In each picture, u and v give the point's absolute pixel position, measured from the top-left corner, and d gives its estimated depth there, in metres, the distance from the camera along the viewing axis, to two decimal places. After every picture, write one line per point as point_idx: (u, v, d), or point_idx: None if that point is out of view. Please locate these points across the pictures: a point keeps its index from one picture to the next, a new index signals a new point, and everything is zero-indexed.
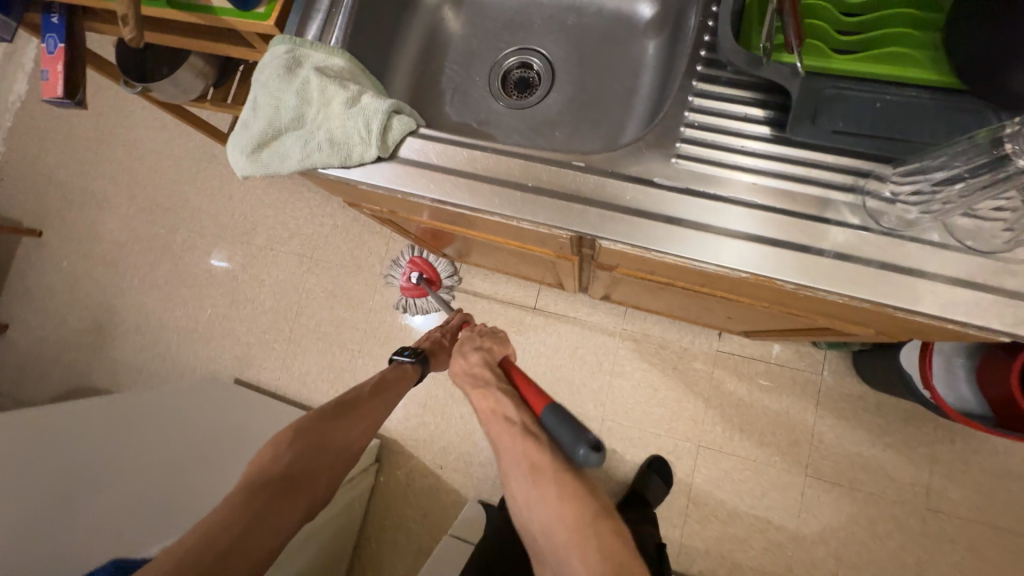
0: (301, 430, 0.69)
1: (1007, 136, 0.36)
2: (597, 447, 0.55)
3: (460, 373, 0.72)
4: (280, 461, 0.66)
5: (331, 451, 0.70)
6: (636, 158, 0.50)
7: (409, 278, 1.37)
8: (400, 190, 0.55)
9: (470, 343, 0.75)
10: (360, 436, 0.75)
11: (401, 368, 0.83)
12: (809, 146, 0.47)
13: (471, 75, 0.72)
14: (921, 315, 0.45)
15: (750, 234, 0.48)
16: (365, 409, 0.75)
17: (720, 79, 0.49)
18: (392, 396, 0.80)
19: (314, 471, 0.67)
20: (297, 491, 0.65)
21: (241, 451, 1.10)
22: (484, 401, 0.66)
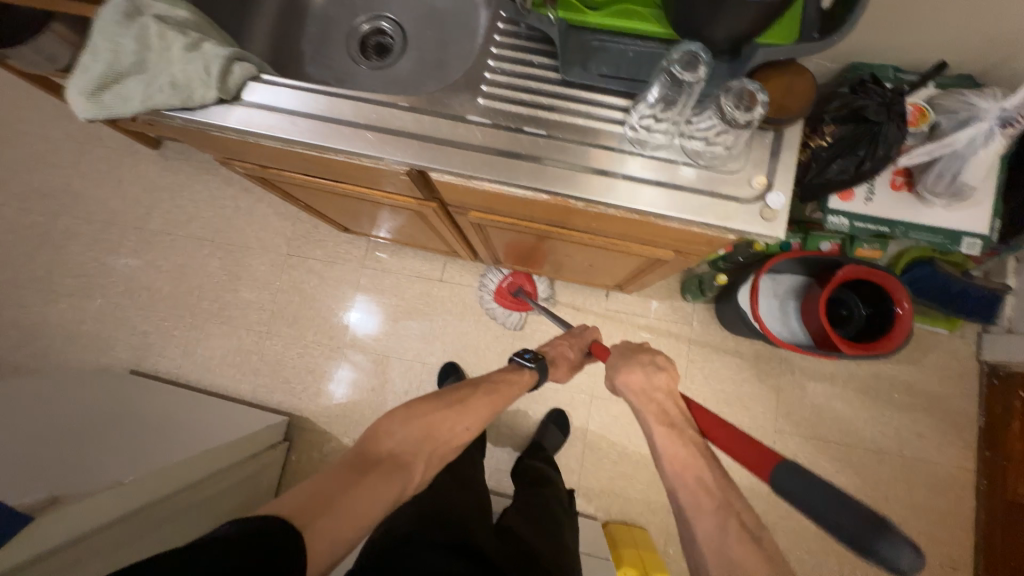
0: (420, 413, 0.74)
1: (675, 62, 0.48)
2: (912, 543, 0.46)
3: (638, 390, 0.76)
4: (392, 443, 0.69)
5: (438, 438, 0.73)
6: (451, 100, 0.59)
7: (509, 290, 1.36)
8: (251, 131, 0.61)
9: (649, 356, 0.80)
10: (464, 430, 0.77)
11: (522, 373, 0.90)
12: (583, 86, 0.58)
13: (329, 39, 0.78)
14: (669, 219, 0.58)
15: (663, 183, 0.57)
16: (473, 407, 0.79)
17: (519, 35, 0.60)
18: (505, 396, 0.85)
19: (420, 451, 0.71)
20: (396, 469, 0.67)
21: (159, 428, 1.18)
22: (679, 446, 0.66)
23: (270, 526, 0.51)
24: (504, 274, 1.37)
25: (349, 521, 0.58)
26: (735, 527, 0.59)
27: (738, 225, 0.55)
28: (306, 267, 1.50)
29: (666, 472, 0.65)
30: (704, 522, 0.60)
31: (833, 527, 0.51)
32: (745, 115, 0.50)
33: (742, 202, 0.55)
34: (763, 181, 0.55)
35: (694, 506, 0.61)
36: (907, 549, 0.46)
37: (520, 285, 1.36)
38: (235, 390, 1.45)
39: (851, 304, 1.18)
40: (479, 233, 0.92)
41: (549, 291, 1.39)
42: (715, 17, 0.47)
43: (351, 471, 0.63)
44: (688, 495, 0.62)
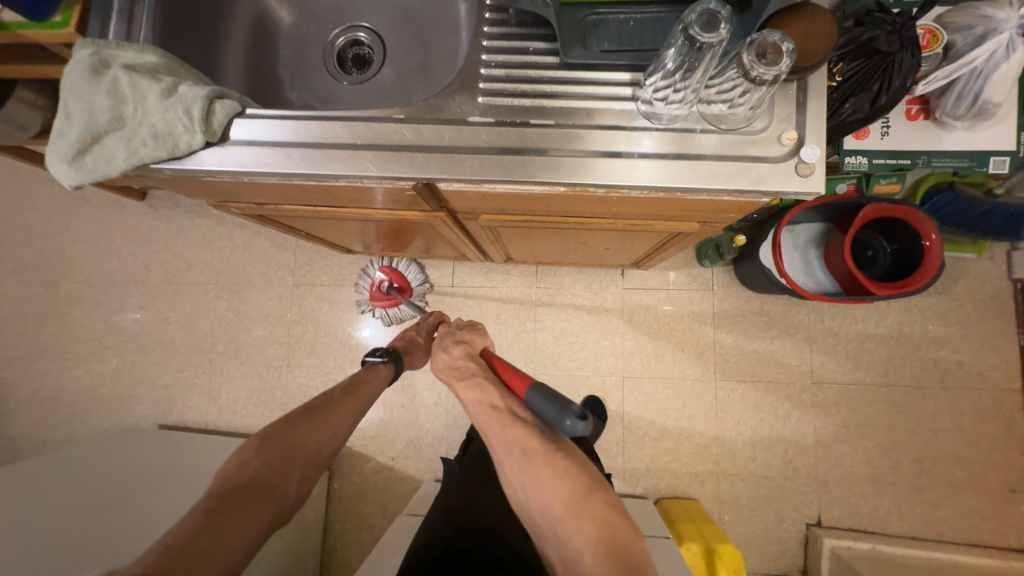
0: (269, 433, 0.66)
1: (688, 23, 0.44)
2: (584, 415, 0.52)
3: (443, 369, 0.71)
4: (242, 471, 0.61)
5: (303, 453, 0.66)
6: (448, 103, 0.56)
7: (380, 289, 1.38)
8: (249, 170, 0.57)
9: (454, 336, 0.75)
10: (335, 435, 0.71)
11: (375, 369, 0.83)
12: (587, 66, 0.54)
13: (306, 60, 0.74)
14: (700, 192, 0.54)
15: (654, 154, 0.54)
16: (334, 411, 0.72)
17: (508, 22, 0.56)
18: (367, 394, 0.79)
19: (286, 471, 0.63)
20: (260, 499, 0.59)
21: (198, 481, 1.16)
22: (468, 389, 0.63)
23: None
24: (372, 276, 1.40)
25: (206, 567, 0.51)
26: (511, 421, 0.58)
27: (774, 187, 0.52)
28: (314, 294, 1.48)
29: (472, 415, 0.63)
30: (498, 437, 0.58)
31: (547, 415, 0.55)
32: (768, 70, 0.45)
33: (775, 162, 0.52)
34: (794, 136, 0.52)
35: (487, 427, 0.59)
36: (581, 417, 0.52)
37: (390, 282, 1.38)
38: (265, 428, 1.44)
39: (875, 244, 1.16)
40: (489, 235, 0.89)
41: (423, 283, 1.41)
42: None
43: (203, 513, 0.55)
44: (482, 419, 0.61)
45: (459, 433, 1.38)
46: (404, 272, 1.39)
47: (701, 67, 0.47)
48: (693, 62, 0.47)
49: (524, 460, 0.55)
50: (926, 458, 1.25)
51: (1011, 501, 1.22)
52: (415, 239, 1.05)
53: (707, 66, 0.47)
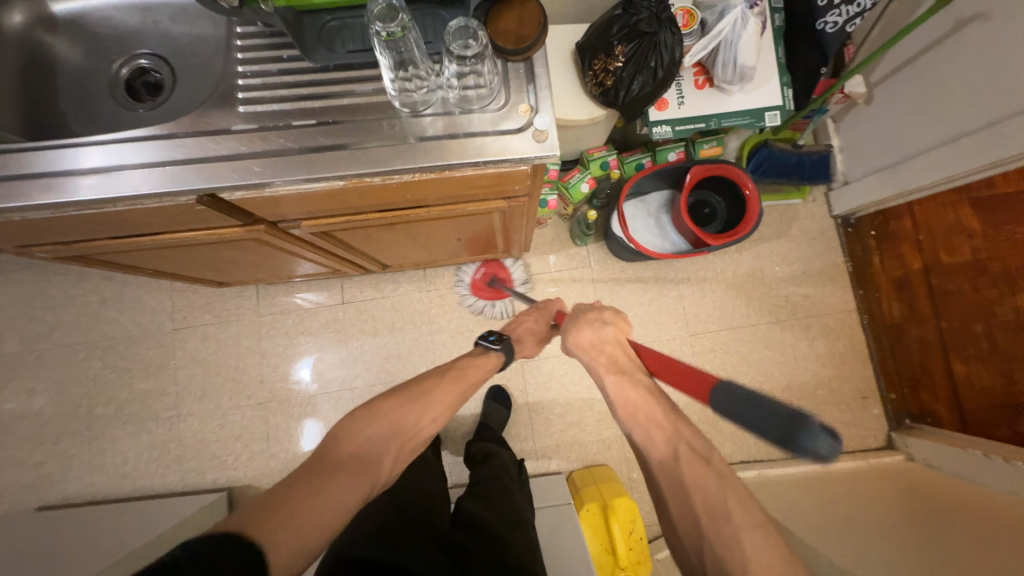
0: (373, 410, 0.73)
1: (375, 13, 0.49)
2: (830, 432, 0.46)
3: (590, 344, 0.77)
4: (349, 443, 0.68)
5: (406, 431, 0.74)
6: (210, 114, 0.58)
7: (482, 281, 1.36)
8: (17, 205, 0.56)
9: (597, 313, 0.80)
10: (432, 420, 0.78)
11: (486, 355, 0.91)
12: (336, 66, 0.58)
13: (90, 92, 0.73)
14: (461, 167, 0.59)
15: (430, 135, 0.58)
16: (441, 396, 0.80)
17: (258, 34, 0.59)
18: (471, 379, 0.86)
19: (387, 446, 0.70)
20: (363, 467, 0.66)
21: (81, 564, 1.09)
22: (630, 391, 0.69)
23: (216, 541, 0.49)
24: (474, 269, 1.37)
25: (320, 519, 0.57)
26: (686, 454, 0.62)
27: (518, 154, 0.58)
28: (198, 335, 1.41)
29: (626, 421, 0.68)
30: (664, 461, 0.63)
31: (762, 432, 0.50)
32: (467, 52, 0.53)
33: (513, 132, 0.58)
34: (526, 108, 0.58)
35: (652, 443, 0.64)
36: (823, 435, 0.46)
37: (493, 275, 1.36)
38: (161, 485, 1.35)
39: (709, 201, 1.28)
40: (335, 243, 0.91)
41: (525, 280, 1.40)
42: None
43: (305, 476, 0.61)
44: (644, 435, 0.65)
45: None
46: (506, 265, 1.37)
47: (413, 57, 0.53)
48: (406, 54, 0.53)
49: (705, 513, 0.58)
50: (795, 384, 1.40)
51: (866, 407, 1.39)
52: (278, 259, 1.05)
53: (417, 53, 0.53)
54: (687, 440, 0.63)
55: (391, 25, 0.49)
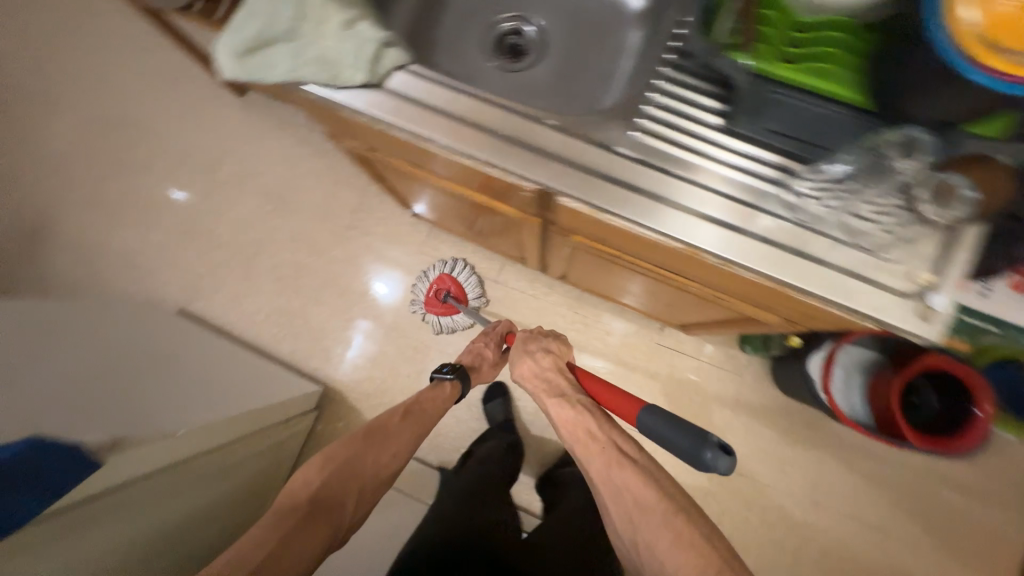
0: (329, 457, 0.74)
1: (887, 143, 0.49)
2: (726, 449, 0.58)
3: (531, 375, 0.81)
4: (307, 488, 0.70)
5: (360, 474, 0.74)
6: (604, 126, 0.57)
7: (437, 296, 1.39)
8: (391, 121, 0.59)
9: (538, 343, 0.83)
10: (392, 458, 0.79)
11: (440, 387, 0.90)
12: (750, 139, 0.55)
13: (467, 30, 0.75)
14: (811, 293, 0.54)
15: (799, 250, 0.54)
16: (394, 438, 0.80)
17: (686, 69, 0.57)
18: (426, 415, 0.86)
19: (345, 491, 0.72)
20: (323, 514, 0.68)
21: (202, 386, 1.06)
22: (567, 411, 0.72)
23: None
24: (426, 285, 1.41)
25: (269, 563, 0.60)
26: (619, 459, 0.67)
27: (892, 319, 0.52)
28: (364, 241, 1.50)
29: (572, 443, 0.72)
30: (600, 469, 0.68)
31: (677, 449, 0.61)
32: (912, 215, 0.51)
33: (899, 295, 0.52)
34: (927, 278, 0.52)
35: (590, 458, 0.69)
36: (720, 452, 0.58)
37: (445, 290, 1.39)
38: (274, 347, 1.47)
39: (923, 392, 1.10)
40: (566, 253, 0.90)
41: (480, 296, 1.40)
42: (924, 98, 0.45)
43: (273, 525, 0.65)
44: (584, 451, 0.70)
45: None
46: (463, 283, 1.39)
47: (869, 181, 0.51)
48: (860, 177, 0.51)
49: (636, 509, 0.64)
50: None
51: None
52: (486, 229, 1.06)
53: (866, 185, 0.51)
54: (618, 444, 0.68)
55: (900, 160, 0.50)
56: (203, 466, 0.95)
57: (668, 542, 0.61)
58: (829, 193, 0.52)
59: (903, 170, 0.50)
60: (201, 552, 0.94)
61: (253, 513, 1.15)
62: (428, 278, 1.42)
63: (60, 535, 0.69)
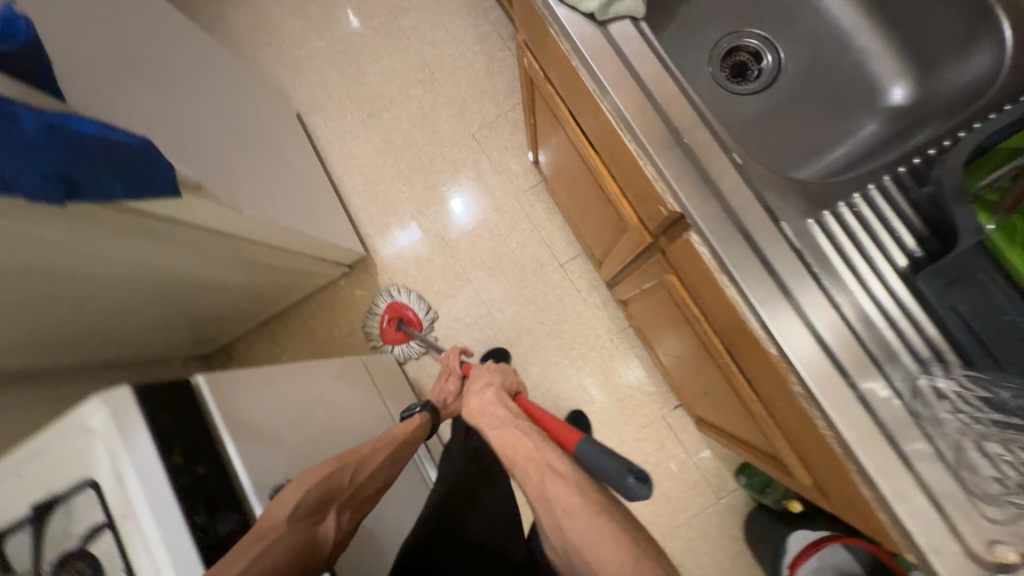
0: (304, 478, 0.61)
1: None
2: (643, 477, 0.52)
3: (474, 411, 0.70)
4: (283, 510, 0.57)
5: (338, 494, 0.63)
6: (783, 192, 0.51)
7: (389, 326, 1.39)
8: (587, 60, 0.55)
9: (482, 380, 0.77)
10: (373, 482, 0.68)
11: (409, 419, 0.81)
12: (923, 300, 0.47)
13: (709, 23, 0.68)
14: (871, 486, 0.46)
15: (891, 438, 0.46)
16: (372, 458, 0.69)
17: (909, 191, 0.49)
18: (406, 441, 0.76)
19: (323, 513, 0.60)
20: (302, 537, 0.57)
21: (284, 191, 1.12)
22: (505, 440, 0.60)
23: None
24: (379, 314, 1.40)
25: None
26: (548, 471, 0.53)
27: (938, 568, 0.43)
28: (474, 158, 1.49)
29: (510, 466, 0.59)
30: (534, 486, 0.54)
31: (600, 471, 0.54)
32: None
33: (964, 553, 0.43)
34: (1012, 559, 0.42)
35: (526, 478, 0.55)
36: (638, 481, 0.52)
37: (398, 317, 1.40)
38: (349, 195, 1.53)
39: None
40: (646, 284, 0.86)
41: (430, 311, 1.41)
42: None
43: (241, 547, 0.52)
44: (518, 468, 0.57)
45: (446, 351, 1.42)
46: (412, 308, 1.40)
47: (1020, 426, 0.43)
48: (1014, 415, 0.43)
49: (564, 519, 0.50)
50: None
51: None
52: (586, 214, 1.03)
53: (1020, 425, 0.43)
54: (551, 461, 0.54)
55: None
56: (200, 241, 0.88)
57: (597, 544, 0.47)
58: (972, 410, 0.44)
59: None
60: (180, 299, 1.02)
61: (236, 303, 1.21)
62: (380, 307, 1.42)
63: (108, 226, 0.71)
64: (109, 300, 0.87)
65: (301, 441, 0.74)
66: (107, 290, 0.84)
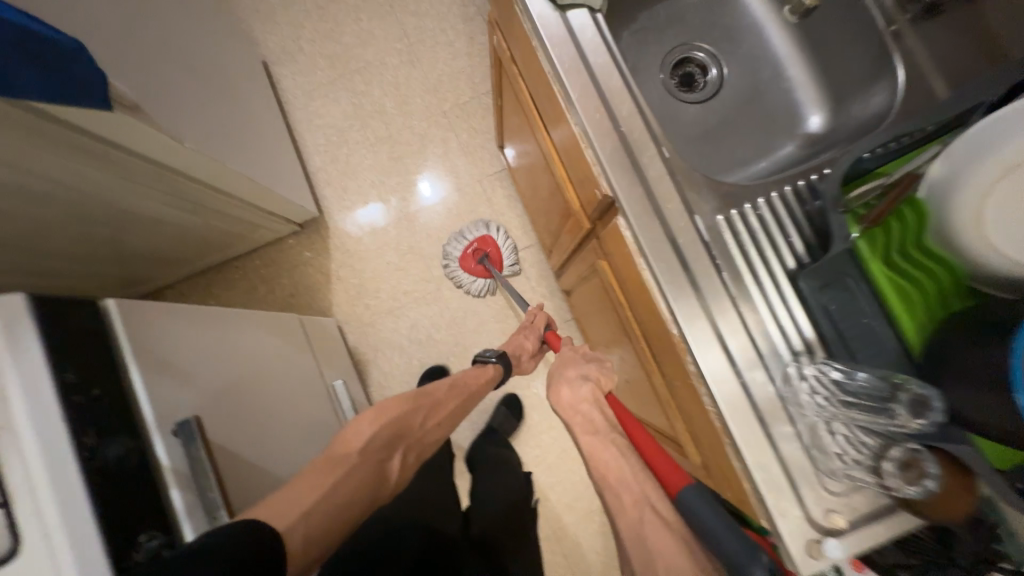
0: (378, 415, 0.76)
1: (904, 388, 0.46)
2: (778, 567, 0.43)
3: (569, 403, 0.65)
4: (362, 440, 0.74)
5: (407, 431, 0.79)
6: (702, 188, 0.55)
7: (473, 256, 1.38)
8: (545, 43, 0.58)
9: (578, 368, 0.70)
10: (436, 425, 0.83)
11: (482, 370, 0.90)
12: (800, 296, 0.53)
13: (665, 31, 0.72)
14: (740, 459, 0.52)
15: (761, 417, 0.52)
16: (444, 402, 0.85)
17: (806, 202, 0.54)
18: (471, 394, 0.88)
19: (391, 446, 0.76)
20: (374, 465, 0.73)
21: (236, 133, 1.08)
22: (602, 449, 0.57)
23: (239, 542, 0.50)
24: (469, 240, 1.39)
25: (324, 509, 0.63)
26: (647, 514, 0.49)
27: (782, 529, 0.50)
28: (444, 135, 1.49)
29: (597, 486, 0.55)
30: (627, 524, 0.49)
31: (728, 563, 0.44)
32: (866, 474, 0.48)
33: (806, 518, 0.50)
34: (839, 524, 0.50)
35: (619, 510, 0.51)
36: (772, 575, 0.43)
37: (484, 251, 1.38)
38: (309, 153, 1.49)
39: None
40: (584, 272, 0.90)
41: (514, 263, 1.40)
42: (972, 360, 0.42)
43: (319, 469, 0.68)
44: (612, 497, 0.52)
45: (392, 323, 1.42)
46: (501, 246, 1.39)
47: (861, 408, 0.48)
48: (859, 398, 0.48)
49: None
50: None
51: None
52: (540, 201, 1.07)
53: (862, 409, 0.48)
54: (651, 504, 0.50)
55: (901, 413, 0.46)
56: (153, 173, 0.88)
57: None
58: (826, 395, 0.49)
59: (896, 423, 0.46)
60: (104, 229, 0.95)
61: (170, 245, 1.15)
62: (465, 238, 1.40)
63: (47, 140, 0.69)
64: (20, 220, 0.80)
65: (219, 383, 0.73)
66: (33, 212, 0.80)
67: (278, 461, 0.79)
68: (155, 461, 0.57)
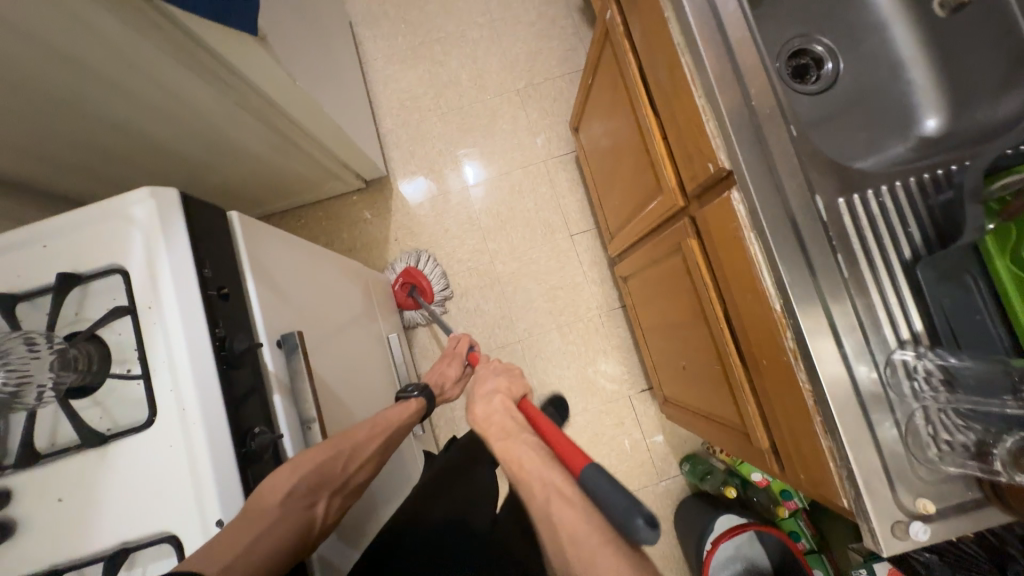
0: (301, 456, 0.56)
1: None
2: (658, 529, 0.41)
3: (483, 419, 0.65)
4: (279, 490, 0.52)
5: (336, 475, 0.60)
6: (824, 169, 0.56)
7: (404, 290, 1.37)
8: (686, 13, 0.61)
9: (489, 384, 0.71)
10: (365, 468, 0.65)
11: (405, 403, 0.81)
12: (915, 287, 0.54)
13: (785, 21, 0.74)
14: (832, 436, 0.54)
15: (862, 397, 0.53)
16: (367, 439, 0.67)
17: (932, 196, 0.55)
18: (400, 425, 0.75)
19: (316, 494, 0.56)
20: (296, 523, 0.53)
21: (327, 78, 1.10)
22: (517, 448, 0.55)
23: None
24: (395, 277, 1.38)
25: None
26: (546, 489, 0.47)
27: (870, 505, 0.51)
28: (513, 112, 1.51)
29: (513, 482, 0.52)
30: (538, 509, 0.47)
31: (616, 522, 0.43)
32: (968, 461, 0.49)
33: (895, 501, 0.51)
34: (929, 511, 0.50)
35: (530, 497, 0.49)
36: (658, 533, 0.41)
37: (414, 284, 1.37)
38: (382, 115, 1.52)
39: None
40: (659, 254, 0.92)
41: (446, 289, 1.40)
42: None
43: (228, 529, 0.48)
44: (523, 488, 0.50)
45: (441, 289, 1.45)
46: (429, 275, 1.38)
47: (967, 396, 0.51)
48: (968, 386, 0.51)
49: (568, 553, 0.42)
50: None
51: None
52: (615, 183, 1.08)
53: (967, 395, 0.51)
54: (557, 485, 0.47)
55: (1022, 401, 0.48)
56: (263, 104, 0.92)
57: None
58: (930, 381, 0.52)
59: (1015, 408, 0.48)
60: (203, 153, 1.00)
61: (251, 179, 1.19)
62: (397, 270, 1.40)
63: (180, 51, 0.73)
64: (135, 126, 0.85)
65: (310, 309, 0.76)
66: (149, 121, 0.85)
67: (348, 391, 0.82)
68: (263, 365, 0.59)
